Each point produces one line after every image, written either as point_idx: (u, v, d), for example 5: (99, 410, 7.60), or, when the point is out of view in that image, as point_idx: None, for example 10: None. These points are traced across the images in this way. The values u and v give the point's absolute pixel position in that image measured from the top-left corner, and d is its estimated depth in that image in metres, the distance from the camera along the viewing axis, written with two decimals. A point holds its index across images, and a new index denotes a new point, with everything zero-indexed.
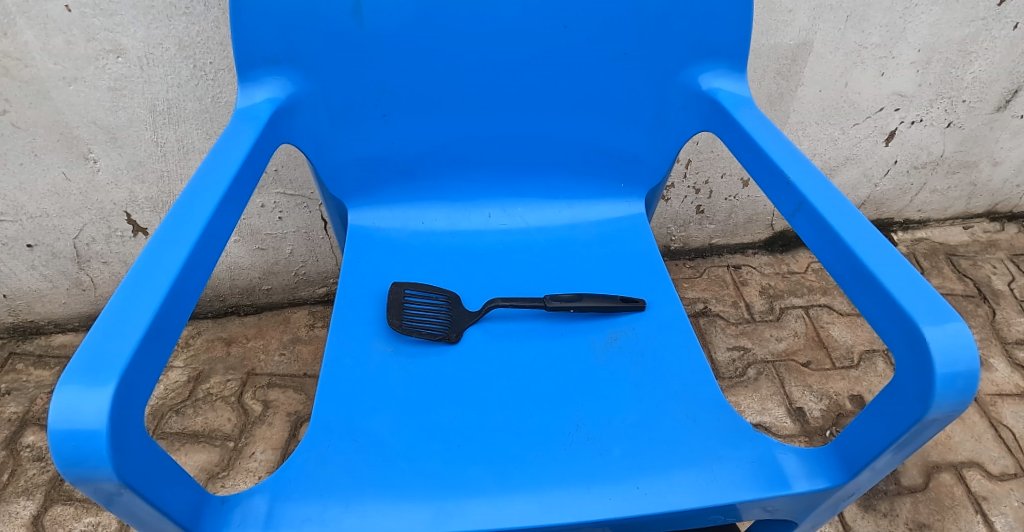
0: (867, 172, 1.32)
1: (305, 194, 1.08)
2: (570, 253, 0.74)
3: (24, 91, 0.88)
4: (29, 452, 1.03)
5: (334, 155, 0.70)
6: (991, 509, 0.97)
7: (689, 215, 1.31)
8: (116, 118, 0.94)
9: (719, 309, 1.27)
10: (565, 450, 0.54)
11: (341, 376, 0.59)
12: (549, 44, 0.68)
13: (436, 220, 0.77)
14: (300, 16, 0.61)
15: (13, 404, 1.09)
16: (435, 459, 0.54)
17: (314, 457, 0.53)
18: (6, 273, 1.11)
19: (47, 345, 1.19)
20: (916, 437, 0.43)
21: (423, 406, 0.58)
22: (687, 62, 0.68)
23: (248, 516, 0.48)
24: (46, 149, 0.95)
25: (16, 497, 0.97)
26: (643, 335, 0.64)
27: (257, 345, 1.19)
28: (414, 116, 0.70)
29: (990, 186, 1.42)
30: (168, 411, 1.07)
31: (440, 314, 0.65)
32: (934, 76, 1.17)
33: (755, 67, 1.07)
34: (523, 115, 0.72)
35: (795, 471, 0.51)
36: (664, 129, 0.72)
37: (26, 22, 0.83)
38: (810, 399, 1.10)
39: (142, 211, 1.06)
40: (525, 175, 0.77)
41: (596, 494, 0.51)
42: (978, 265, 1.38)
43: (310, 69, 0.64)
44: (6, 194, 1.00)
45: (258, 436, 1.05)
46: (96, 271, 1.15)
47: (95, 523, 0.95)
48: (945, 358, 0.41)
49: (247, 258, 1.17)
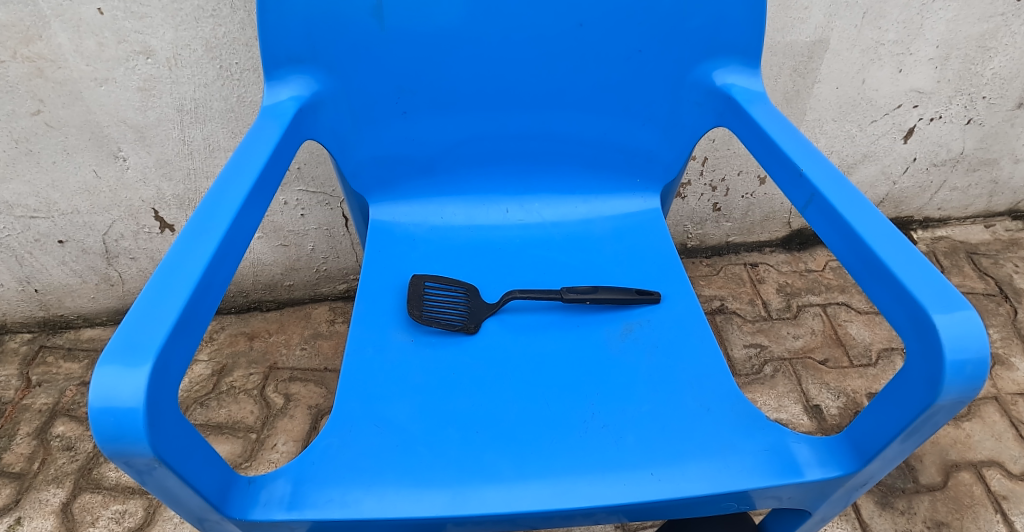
0: (886, 169, 1.31)
1: (326, 192, 1.10)
2: (586, 250, 0.75)
3: (58, 92, 0.92)
4: (58, 443, 1.06)
5: (356, 152, 0.72)
6: (1011, 509, 0.96)
7: (705, 213, 1.31)
8: (144, 117, 0.97)
9: (736, 307, 1.27)
10: (579, 437, 0.56)
11: (362, 365, 0.61)
12: (564, 42, 0.69)
13: (454, 216, 0.79)
14: (322, 17, 0.63)
15: (43, 395, 1.13)
16: (453, 444, 0.55)
17: (336, 441, 0.55)
18: (38, 269, 1.15)
19: (76, 339, 1.23)
20: (926, 423, 0.44)
21: (441, 393, 0.59)
22: (700, 59, 0.69)
23: (273, 497, 0.49)
24: (78, 148, 0.99)
25: (46, 485, 1.00)
26: (656, 327, 0.65)
27: (279, 339, 1.21)
28: (433, 114, 0.72)
29: (1011, 184, 1.40)
30: (193, 402, 1.11)
31: (458, 306, 0.67)
32: (953, 72, 1.16)
33: (771, 64, 1.07)
34: (537, 112, 0.74)
35: (807, 459, 0.51)
36: (677, 125, 0.73)
37: (60, 25, 0.86)
38: (827, 396, 1.10)
39: (169, 209, 1.09)
40: (541, 171, 0.78)
41: (610, 479, 0.52)
42: (1000, 263, 1.36)
43: (334, 68, 0.66)
44: (40, 192, 1.03)
45: (280, 428, 1.07)
46: (124, 267, 1.18)
47: (122, 511, 0.97)
48: (955, 345, 0.41)
49: (270, 254, 1.20)
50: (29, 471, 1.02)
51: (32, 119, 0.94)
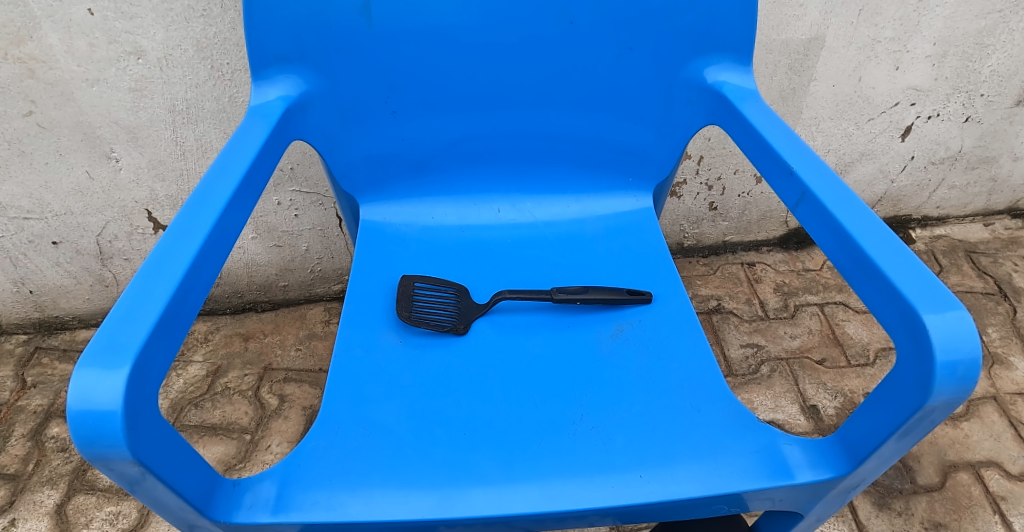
0: (883, 168, 1.30)
1: (320, 192, 1.10)
2: (578, 249, 0.75)
3: (49, 93, 0.92)
4: (53, 444, 1.06)
5: (347, 152, 0.71)
6: (1010, 510, 0.95)
7: (701, 212, 1.31)
8: (136, 118, 0.96)
9: (733, 306, 1.26)
10: (568, 438, 0.55)
11: (350, 367, 0.60)
12: (555, 40, 0.68)
13: (446, 216, 0.78)
14: (310, 16, 0.62)
15: (38, 397, 1.12)
16: (441, 446, 0.55)
17: (323, 443, 0.54)
18: (32, 270, 1.15)
19: (71, 340, 1.23)
20: (918, 424, 0.44)
21: (429, 394, 0.59)
22: (692, 56, 0.68)
23: (258, 500, 0.49)
24: (71, 149, 0.98)
25: (40, 487, 1.00)
26: (647, 327, 0.64)
27: (274, 340, 1.21)
28: (423, 113, 0.71)
29: (1011, 182, 1.40)
30: (187, 403, 1.10)
31: (448, 307, 0.67)
32: (951, 69, 1.15)
33: (766, 62, 1.06)
34: (528, 111, 0.73)
35: (799, 461, 0.51)
36: (669, 123, 0.73)
37: (51, 26, 0.86)
38: (824, 396, 1.09)
39: (162, 210, 1.09)
40: (533, 170, 0.78)
41: (599, 482, 0.51)
42: (999, 262, 1.35)
43: (323, 68, 0.65)
44: (33, 193, 1.03)
45: (275, 429, 1.07)
46: (119, 268, 1.18)
47: (116, 513, 0.97)
48: (946, 345, 0.41)
49: (264, 254, 1.20)
50: (23, 472, 1.02)
51: (24, 120, 0.94)
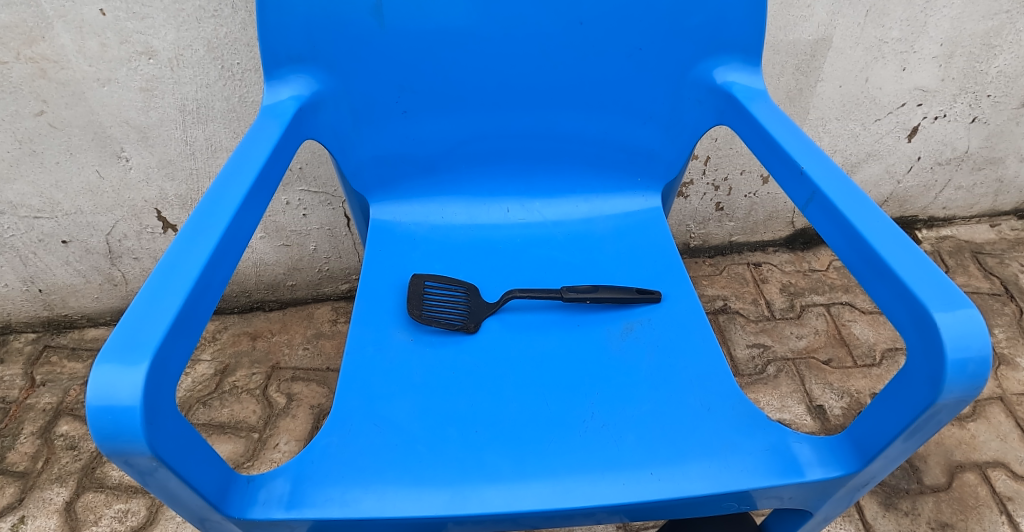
0: (890, 168, 1.30)
1: (328, 192, 1.11)
2: (586, 249, 0.75)
3: (61, 93, 0.92)
4: (62, 442, 1.06)
5: (358, 152, 0.72)
6: (1016, 510, 0.95)
7: (707, 212, 1.31)
8: (147, 118, 0.97)
9: (739, 307, 1.26)
10: (578, 436, 0.56)
11: (362, 365, 0.61)
12: (565, 41, 0.69)
13: (455, 215, 0.79)
14: (322, 17, 0.63)
15: (47, 395, 1.13)
16: (452, 443, 0.55)
17: (336, 440, 0.55)
18: (42, 269, 1.16)
19: (80, 339, 1.24)
20: (929, 422, 0.44)
21: (441, 391, 0.59)
22: (701, 57, 0.69)
23: (272, 496, 0.49)
24: (81, 149, 0.99)
25: (50, 484, 1.01)
26: (656, 327, 0.64)
27: (282, 339, 1.22)
28: (433, 113, 0.72)
29: (1017, 183, 1.39)
30: (195, 402, 1.11)
31: (458, 305, 0.67)
32: (957, 70, 1.15)
33: (773, 63, 1.06)
34: (537, 111, 0.74)
35: (808, 459, 0.51)
36: (679, 123, 0.73)
37: (63, 26, 0.86)
38: (830, 396, 1.09)
39: (172, 209, 1.10)
40: (542, 170, 0.78)
41: (610, 479, 0.52)
42: (1005, 263, 1.35)
43: (335, 68, 0.66)
44: (43, 192, 1.04)
45: (282, 428, 1.07)
46: (128, 267, 1.18)
47: (125, 511, 0.97)
48: (957, 343, 0.41)
49: (272, 254, 1.21)
50: (33, 470, 1.02)
51: (36, 119, 0.95)
